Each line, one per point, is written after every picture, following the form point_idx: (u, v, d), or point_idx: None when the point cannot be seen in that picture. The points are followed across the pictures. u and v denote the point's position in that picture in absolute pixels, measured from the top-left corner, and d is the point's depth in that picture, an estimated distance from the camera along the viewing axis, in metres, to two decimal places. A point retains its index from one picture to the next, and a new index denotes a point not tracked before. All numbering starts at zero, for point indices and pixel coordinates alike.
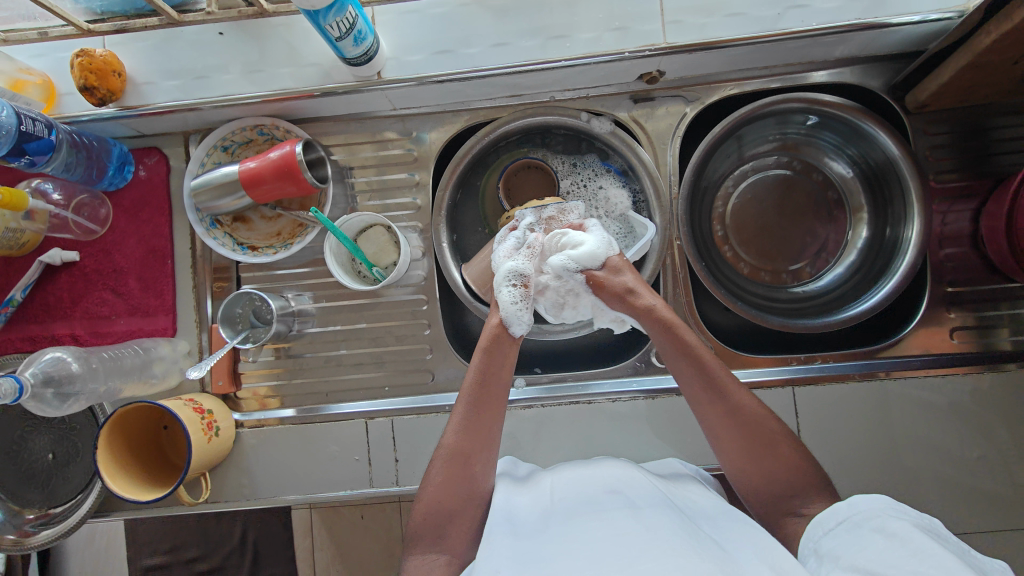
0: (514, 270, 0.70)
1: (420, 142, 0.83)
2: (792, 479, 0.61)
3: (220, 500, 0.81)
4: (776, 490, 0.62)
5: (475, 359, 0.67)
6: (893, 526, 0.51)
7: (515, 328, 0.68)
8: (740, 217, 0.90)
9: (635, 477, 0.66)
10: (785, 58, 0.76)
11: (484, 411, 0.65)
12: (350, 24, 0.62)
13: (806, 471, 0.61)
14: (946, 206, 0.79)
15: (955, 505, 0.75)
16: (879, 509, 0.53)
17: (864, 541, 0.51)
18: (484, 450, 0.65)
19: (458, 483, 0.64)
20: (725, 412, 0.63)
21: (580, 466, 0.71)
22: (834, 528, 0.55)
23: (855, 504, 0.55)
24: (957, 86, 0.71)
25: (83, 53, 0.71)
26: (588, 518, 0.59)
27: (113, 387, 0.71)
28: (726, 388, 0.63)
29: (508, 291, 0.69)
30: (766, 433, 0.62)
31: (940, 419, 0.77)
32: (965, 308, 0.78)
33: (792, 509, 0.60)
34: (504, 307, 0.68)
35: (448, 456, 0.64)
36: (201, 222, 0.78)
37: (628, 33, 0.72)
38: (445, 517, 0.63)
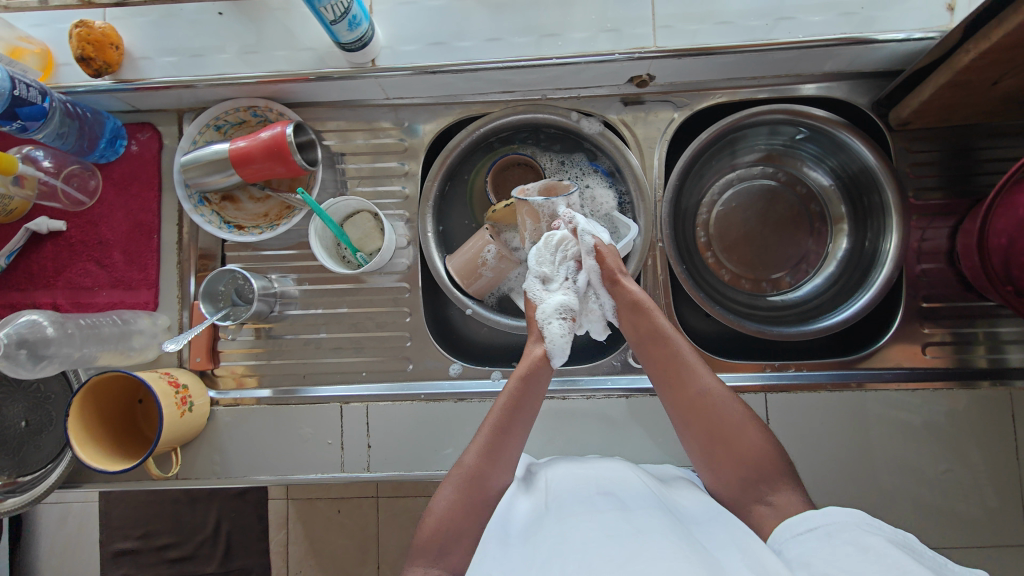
0: (562, 303, 0.71)
1: (412, 133, 0.85)
2: (757, 462, 0.62)
3: (190, 477, 0.80)
4: (745, 477, 0.62)
5: (509, 386, 0.69)
6: (865, 540, 0.50)
7: (557, 358, 0.70)
8: (724, 224, 0.91)
9: (630, 479, 0.66)
10: (773, 70, 0.78)
11: (512, 437, 0.66)
12: (345, 9, 0.64)
13: (772, 456, 0.62)
14: (924, 222, 0.80)
15: (923, 518, 0.76)
16: (851, 524, 0.53)
17: (832, 546, 0.51)
18: (503, 473, 0.65)
19: (473, 504, 0.63)
20: (688, 392, 0.65)
21: (574, 464, 0.70)
22: (803, 532, 0.55)
23: (826, 514, 0.55)
24: (938, 104, 0.72)
25: (82, 24, 0.71)
26: (578, 517, 0.59)
27: (89, 354, 0.73)
28: (690, 369, 0.66)
29: (555, 323, 0.71)
30: (729, 414, 0.64)
31: (914, 434, 0.77)
32: (940, 323, 0.79)
33: (759, 497, 0.61)
34: (554, 340, 0.70)
35: (466, 477, 0.64)
36: (189, 199, 0.80)
37: (620, 35, 0.74)
38: (452, 534, 0.62)
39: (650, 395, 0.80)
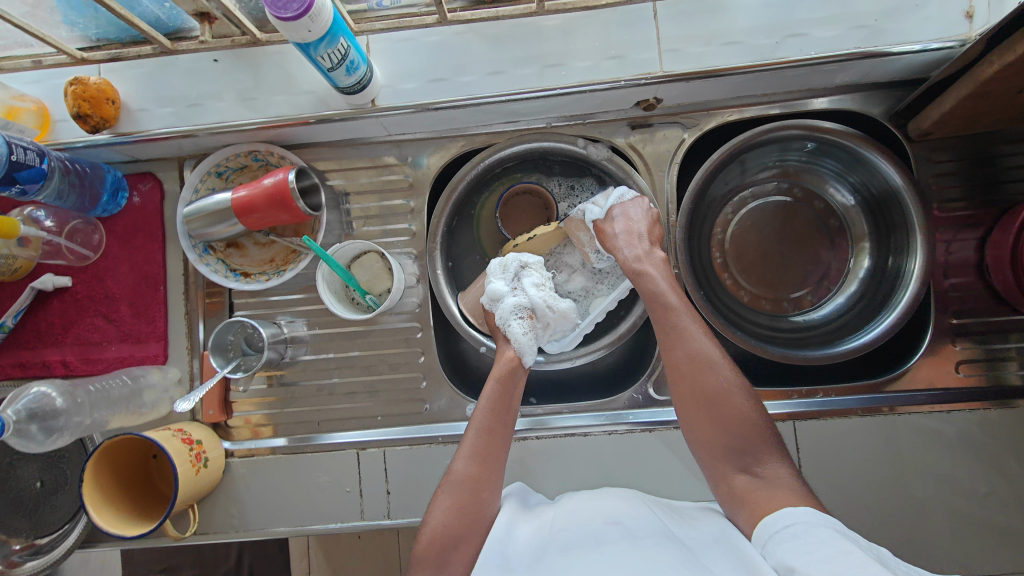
0: (516, 304, 0.72)
1: (417, 168, 0.83)
2: (743, 430, 0.61)
3: (208, 531, 0.79)
4: (731, 446, 0.62)
5: (486, 388, 0.69)
6: (842, 543, 0.48)
7: (527, 357, 0.70)
8: (740, 242, 0.88)
9: (639, 509, 0.63)
10: (785, 86, 0.75)
11: (495, 440, 0.66)
12: (342, 55, 0.62)
13: (758, 426, 0.62)
14: (950, 234, 0.77)
15: (966, 543, 0.73)
16: (829, 528, 0.51)
17: (811, 547, 0.49)
18: (493, 480, 0.64)
19: (469, 511, 0.62)
20: (683, 360, 0.64)
21: (585, 498, 0.67)
22: (779, 530, 0.53)
23: (798, 511, 0.54)
24: (960, 115, 0.70)
25: (77, 80, 0.70)
26: (585, 548, 0.56)
27: (101, 419, 0.72)
28: (685, 336, 0.65)
29: (516, 323, 0.72)
30: (720, 383, 0.62)
31: (950, 455, 0.74)
32: (971, 339, 0.76)
33: (744, 466, 0.61)
34: (516, 339, 0.71)
35: (458, 482, 0.63)
36: (194, 248, 0.77)
37: (625, 61, 0.72)
38: (453, 541, 0.60)
39: (673, 427, 0.77)
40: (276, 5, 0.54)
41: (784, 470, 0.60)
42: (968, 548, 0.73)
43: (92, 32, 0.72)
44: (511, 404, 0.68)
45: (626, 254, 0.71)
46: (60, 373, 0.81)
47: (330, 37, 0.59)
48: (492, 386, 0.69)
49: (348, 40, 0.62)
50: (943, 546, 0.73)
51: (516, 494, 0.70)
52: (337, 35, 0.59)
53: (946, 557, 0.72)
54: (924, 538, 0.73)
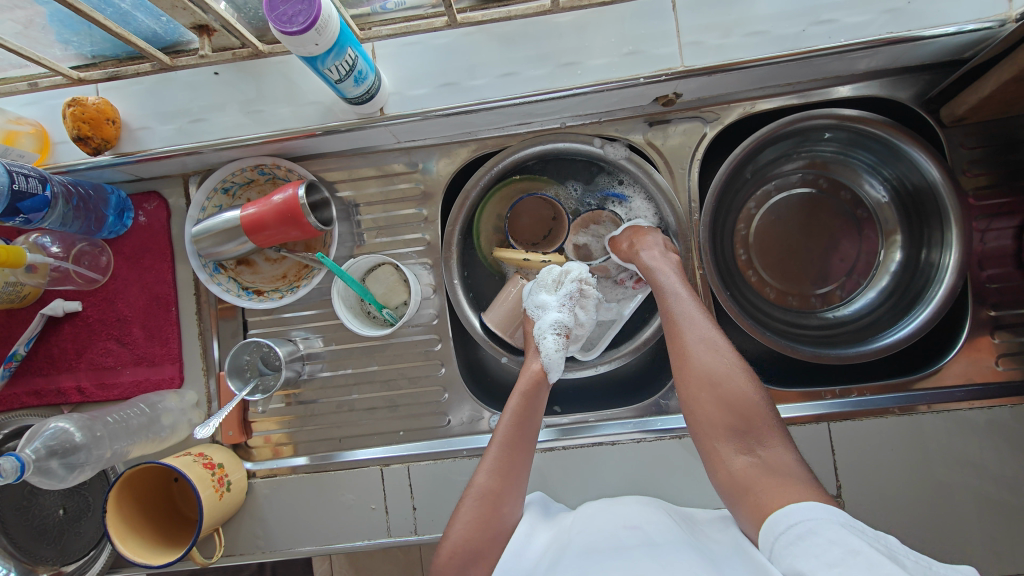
0: (557, 321, 0.73)
1: (427, 174, 0.80)
2: (744, 411, 0.58)
3: (234, 553, 0.78)
4: (733, 427, 0.58)
5: (512, 403, 0.67)
6: (852, 542, 0.43)
7: (553, 374, 0.70)
8: (763, 237, 0.86)
9: (659, 516, 0.60)
10: (810, 75, 0.72)
11: (518, 450, 0.64)
12: (350, 66, 0.59)
13: (760, 408, 0.58)
14: (985, 224, 0.75)
15: (1007, 540, 0.71)
16: (837, 524, 0.45)
17: (819, 546, 0.44)
18: (515, 494, 0.62)
19: (488, 525, 0.59)
20: (687, 343, 0.62)
21: (603, 506, 0.65)
22: (785, 531, 0.47)
23: (805, 507, 0.48)
24: (998, 99, 0.66)
25: (74, 102, 0.68)
26: (605, 557, 0.53)
27: (121, 450, 0.70)
28: (686, 321, 0.64)
29: (551, 338, 0.72)
30: (724, 365, 0.60)
31: (989, 451, 0.73)
32: (1009, 331, 0.74)
33: (747, 448, 0.57)
34: (547, 354, 0.70)
35: (478, 497, 0.60)
36: (204, 268, 0.75)
37: (642, 57, 0.68)
38: (472, 558, 0.57)
39: None
40: (280, 20, 0.52)
41: (788, 453, 0.56)
42: (1008, 544, 0.71)
43: (86, 49, 0.70)
44: (535, 417, 0.66)
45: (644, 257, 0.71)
46: (75, 400, 0.79)
47: (337, 49, 0.56)
48: (516, 400, 0.67)
49: (355, 49, 0.59)
50: (981, 541, 0.71)
51: (537, 503, 0.68)
52: (344, 46, 0.57)
53: (988, 556, 0.71)
54: (965, 538, 0.71)
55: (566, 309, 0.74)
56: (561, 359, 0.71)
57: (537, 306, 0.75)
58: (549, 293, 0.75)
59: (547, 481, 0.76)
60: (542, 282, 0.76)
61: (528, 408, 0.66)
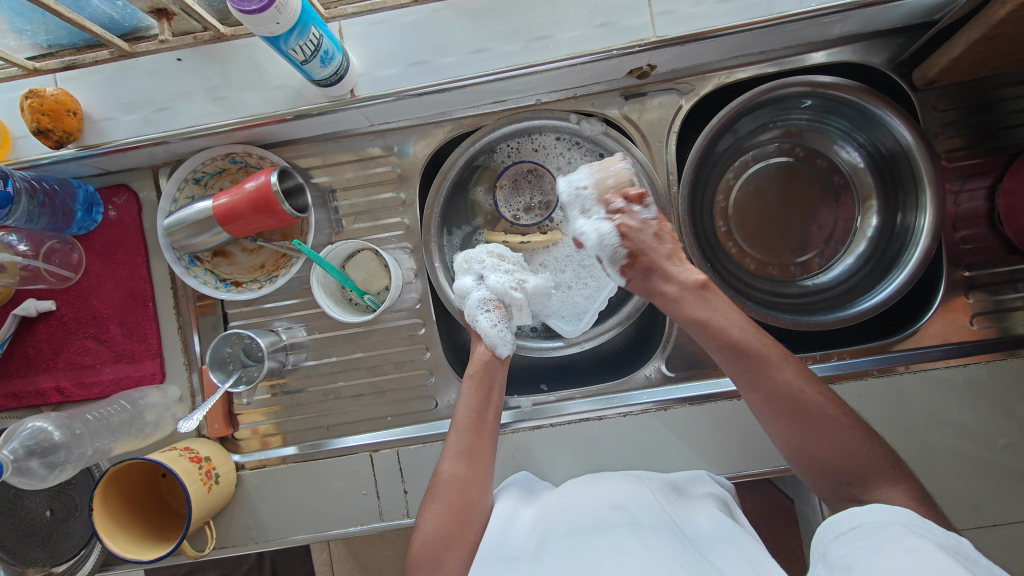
0: (482, 297, 0.70)
1: (403, 157, 0.79)
2: (849, 458, 0.55)
3: (227, 545, 0.78)
4: (838, 470, 0.56)
5: (465, 386, 0.67)
6: (907, 538, 0.45)
7: (501, 349, 0.67)
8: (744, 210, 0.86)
9: (640, 493, 0.62)
10: (783, 41, 0.71)
11: (483, 435, 0.64)
12: (315, 45, 0.58)
13: (867, 453, 0.55)
14: (959, 185, 0.76)
15: (985, 493, 0.73)
16: (896, 525, 0.47)
17: (875, 544, 0.46)
18: (483, 478, 0.62)
19: (458, 511, 0.60)
20: (769, 400, 0.58)
21: (586, 482, 0.66)
22: (845, 532, 0.50)
23: (869, 511, 0.50)
24: (968, 60, 0.67)
25: (32, 93, 0.66)
26: (590, 538, 0.54)
27: (103, 447, 0.69)
28: (766, 376, 0.59)
29: (484, 317, 0.69)
30: (824, 414, 0.57)
31: (966, 408, 0.74)
32: (983, 291, 0.76)
33: (852, 495, 0.55)
34: (486, 332, 0.68)
35: (445, 484, 0.61)
36: (179, 261, 0.74)
37: (614, 28, 0.68)
38: (443, 546, 0.58)
39: (689, 404, 0.76)
40: None
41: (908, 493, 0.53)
42: (987, 498, 0.73)
43: (41, 38, 0.68)
44: (490, 399, 0.66)
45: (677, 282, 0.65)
46: (55, 400, 0.78)
47: (299, 28, 0.55)
48: (469, 383, 0.67)
49: (320, 28, 0.58)
50: (960, 496, 0.73)
51: (521, 484, 0.69)
52: (307, 24, 0.56)
53: (965, 509, 0.73)
54: (943, 494, 0.73)
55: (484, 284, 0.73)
56: (497, 332, 0.69)
57: (461, 296, 0.73)
58: (468, 277, 0.74)
59: (536, 462, 0.76)
60: (461, 269, 0.75)
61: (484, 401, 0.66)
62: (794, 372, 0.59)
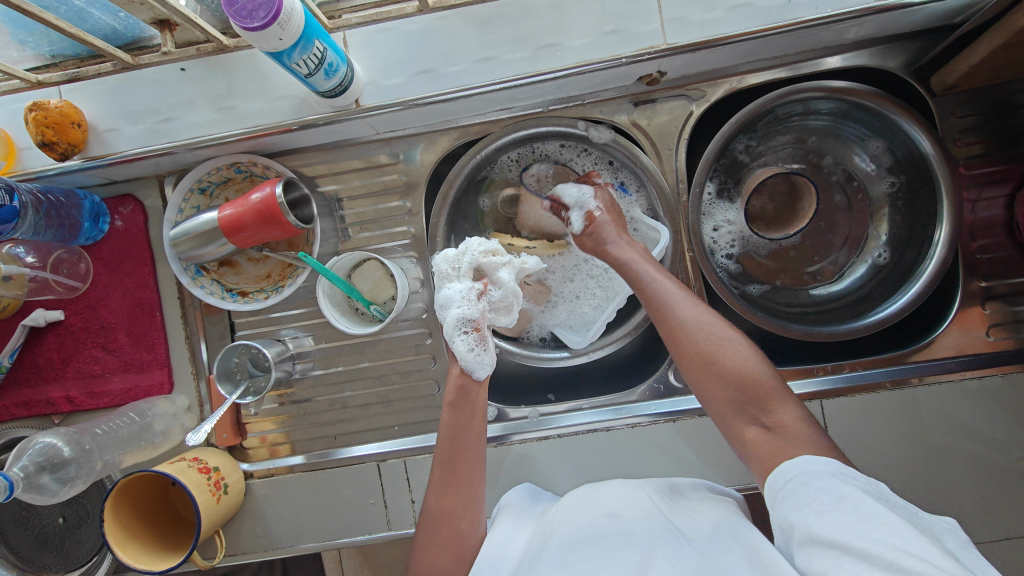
0: (462, 318, 0.66)
1: (410, 165, 0.78)
2: (747, 383, 0.57)
3: (237, 552, 0.78)
4: (737, 397, 0.57)
5: (443, 415, 0.65)
6: (844, 491, 0.46)
7: (478, 373, 0.66)
8: (762, 211, 0.83)
9: (637, 498, 0.62)
10: (797, 46, 0.69)
11: (462, 461, 0.64)
12: (319, 59, 0.57)
13: (762, 375, 0.57)
14: (976, 193, 0.74)
15: (1000, 506, 0.72)
16: (827, 474, 0.48)
17: (815, 503, 0.47)
18: (469, 508, 0.63)
19: (447, 543, 0.61)
20: (673, 324, 0.62)
21: (587, 490, 0.66)
22: (783, 489, 0.50)
23: (799, 462, 0.50)
24: (990, 66, 0.65)
25: (35, 105, 0.65)
26: (591, 551, 0.55)
27: (112, 460, 0.70)
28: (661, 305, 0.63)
29: (461, 339, 0.66)
30: (718, 343, 0.59)
31: (982, 420, 0.73)
32: (1000, 301, 0.74)
33: (753, 418, 0.56)
34: (463, 358, 0.66)
35: (434, 518, 0.62)
36: (185, 272, 0.73)
37: (623, 35, 0.66)
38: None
39: (698, 415, 0.75)
40: (240, 14, 0.50)
41: (798, 412, 0.56)
42: (1002, 510, 0.72)
43: (44, 49, 0.68)
44: (470, 425, 0.65)
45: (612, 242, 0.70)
46: (65, 409, 0.78)
47: (303, 42, 0.54)
48: (446, 412, 0.66)
49: (324, 41, 0.57)
50: (976, 509, 0.72)
51: (523, 502, 0.69)
52: (311, 38, 0.55)
53: (980, 521, 0.72)
54: (956, 507, 0.72)
55: (469, 299, 0.67)
56: (473, 357, 0.66)
57: (440, 305, 0.68)
58: (453, 282, 0.68)
59: (542, 472, 0.76)
60: (440, 273, 0.69)
61: (455, 411, 0.65)
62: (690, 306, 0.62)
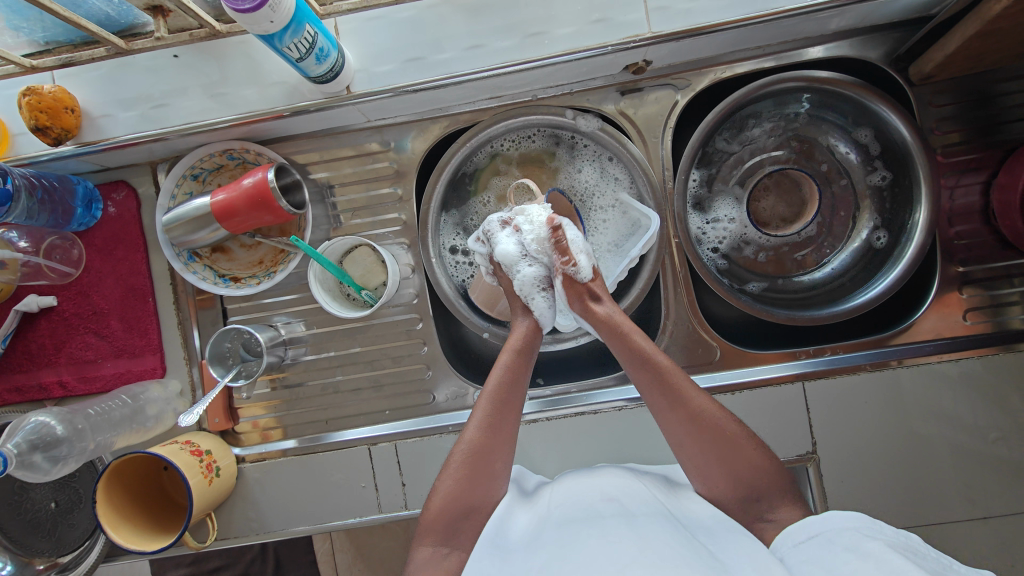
0: (537, 277, 0.71)
1: (401, 153, 0.79)
2: (756, 481, 0.59)
3: (229, 536, 0.79)
4: (743, 494, 0.59)
5: (505, 358, 0.67)
6: (863, 543, 0.49)
7: (547, 323, 0.72)
8: (776, 211, 0.84)
9: (635, 486, 0.63)
10: (780, 36, 0.71)
11: (507, 409, 0.64)
12: (310, 43, 0.58)
13: (771, 473, 0.60)
14: (954, 181, 0.76)
15: (976, 486, 0.74)
16: (850, 529, 0.51)
17: (833, 550, 0.49)
18: (505, 450, 0.63)
19: (473, 481, 0.61)
20: (688, 423, 0.60)
21: (580, 475, 0.67)
22: (803, 540, 0.53)
23: (826, 519, 0.53)
24: (965, 55, 0.67)
25: (29, 91, 0.66)
26: (585, 530, 0.56)
27: (106, 441, 0.71)
28: (678, 397, 0.61)
29: (539, 296, 0.71)
30: (730, 439, 0.60)
31: (959, 403, 0.75)
32: (977, 286, 0.76)
33: (758, 514, 0.59)
34: (541, 312, 0.71)
35: (468, 453, 0.62)
36: (178, 257, 0.74)
37: (609, 24, 0.68)
38: (461, 512, 0.61)
39: None
40: None
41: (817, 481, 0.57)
42: (978, 491, 0.74)
43: (38, 35, 0.69)
44: (520, 383, 0.66)
45: (605, 309, 0.67)
46: (58, 395, 0.79)
47: (294, 27, 0.55)
48: (509, 357, 0.67)
49: (315, 26, 0.58)
50: (953, 490, 0.74)
51: (514, 480, 0.70)
52: (302, 23, 0.56)
53: (956, 501, 0.74)
54: (933, 488, 0.74)
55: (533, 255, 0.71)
56: (549, 313, 0.72)
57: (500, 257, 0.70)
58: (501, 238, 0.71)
59: (533, 453, 0.77)
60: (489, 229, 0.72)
61: (521, 357, 0.67)
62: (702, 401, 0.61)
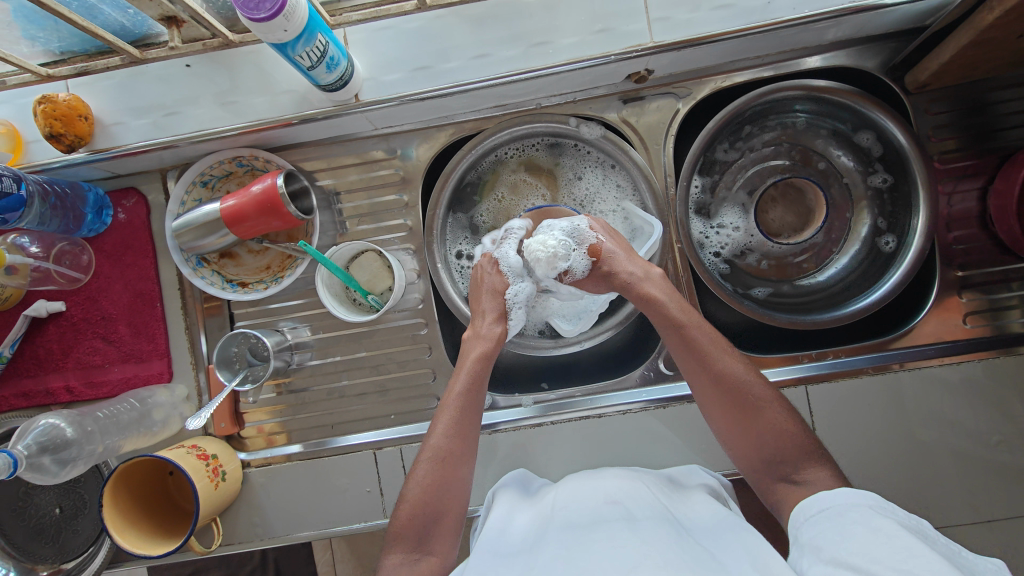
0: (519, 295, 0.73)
1: (406, 160, 0.81)
2: (782, 443, 0.60)
3: (233, 541, 0.79)
4: (767, 456, 0.61)
5: (465, 366, 0.67)
6: (874, 519, 0.48)
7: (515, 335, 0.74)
8: (783, 221, 0.86)
9: (638, 487, 0.63)
10: (779, 46, 0.73)
11: (467, 413, 0.65)
12: (321, 52, 0.60)
13: (795, 436, 0.61)
14: (951, 187, 0.77)
15: (980, 489, 0.74)
16: (862, 507, 0.50)
17: (845, 527, 0.49)
18: (469, 457, 0.64)
19: (444, 484, 0.62)
20: (711, 380, 0.63)
21: (584, 477, 0.68)
22: (815, 514, 0.53)
23: (840, 492, 0.53)
24: (958, 64, 0.68)
25: (44, 99, 0.68)
26: (589, 533, 0.56)
27: (113, 445, 0.71)
28: (704, 358, 0.64)
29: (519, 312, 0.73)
30: (755, 400, 0.62)
31: (960, 406, 0.75)
32: (976, 291, 0.77)
33: (784, 476, 0.60)
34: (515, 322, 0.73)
35: (432, 457, 0.63)
36: (186, 262, 0.75)
37: (612, 34, 0.69)
38: (434, 518, 0.61)
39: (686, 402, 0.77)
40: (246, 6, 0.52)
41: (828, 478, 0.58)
42: (981, 495, 0.74)
43: (54, 45, 0.70)
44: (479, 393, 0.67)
45: (630, 272, 0.69)
46: (65, 399, 0.79)
47: (306, 35, 0.57)
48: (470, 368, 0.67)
49: (326, 35, 0.60)
50: (956, 494, 0.74)
51: (518, 484, 0.70)
52: (314, 32, 0.57)
53: (960, 504, 0.74)
54: (937, 492, 0.74)
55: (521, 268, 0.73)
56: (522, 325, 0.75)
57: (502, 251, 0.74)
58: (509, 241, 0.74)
59: (536, 457, 0.78)
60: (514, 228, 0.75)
61: (483, 364, 0.68)
62: (727, 361, 0.64)
